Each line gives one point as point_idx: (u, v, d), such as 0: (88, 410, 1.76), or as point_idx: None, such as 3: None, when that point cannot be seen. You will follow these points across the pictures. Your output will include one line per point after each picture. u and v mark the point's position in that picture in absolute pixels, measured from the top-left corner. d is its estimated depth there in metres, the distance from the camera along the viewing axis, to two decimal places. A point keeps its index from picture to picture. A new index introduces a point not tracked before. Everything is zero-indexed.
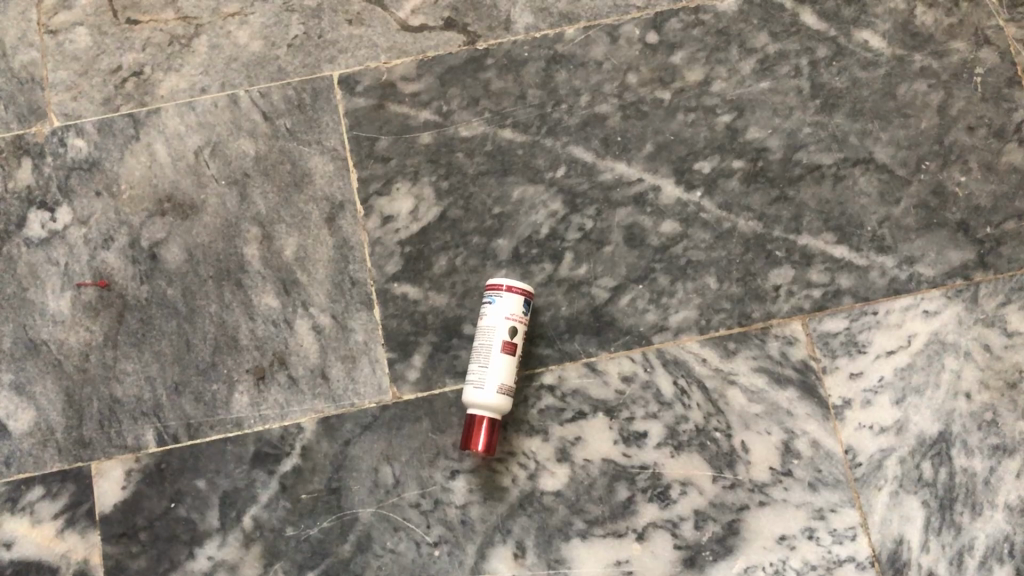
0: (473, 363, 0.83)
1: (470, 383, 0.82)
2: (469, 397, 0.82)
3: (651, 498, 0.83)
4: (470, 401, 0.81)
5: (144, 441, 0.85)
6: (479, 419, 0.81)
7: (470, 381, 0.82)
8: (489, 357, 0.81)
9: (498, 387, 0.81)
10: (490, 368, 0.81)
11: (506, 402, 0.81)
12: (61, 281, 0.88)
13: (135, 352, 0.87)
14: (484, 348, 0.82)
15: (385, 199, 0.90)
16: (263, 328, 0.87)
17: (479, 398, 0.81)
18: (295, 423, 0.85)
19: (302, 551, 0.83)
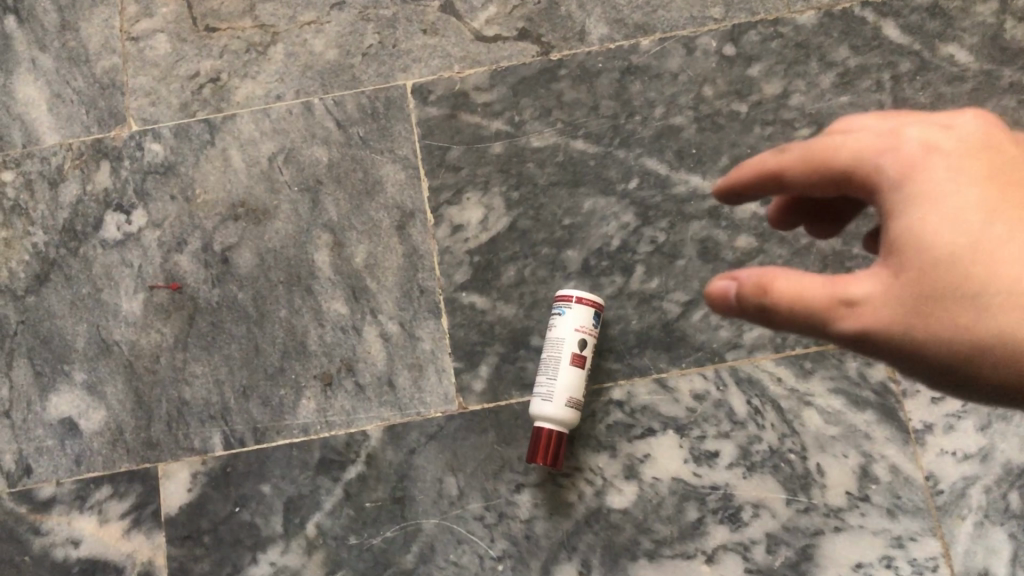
0: (541, 373, 0.81)
1: (538, 394, 0.81)
2: (535, 407, 0.80)
3: (721, 520, 0.81)
4: (536, 410, 0.80)
5: (210, 444, 0.85)
6: (544, 430, 0.80)
7: (538, 391, 0.81)
8: (558, 367, 0.80)
9: (563, 396, 0.79)
10: (558, 377, 0.80)
11: (573, 416, 0.80)
12: (135, 283, 0.89)
13: (204, 354, 0.87)
14: (552, 358, 0.81)
15: (455, 208, 0.89)
16: (332, 334, 0.87)
17: (545, 406, 0.80)
18: (361, 431, 0.85)
19: (364, 560, 0.82)
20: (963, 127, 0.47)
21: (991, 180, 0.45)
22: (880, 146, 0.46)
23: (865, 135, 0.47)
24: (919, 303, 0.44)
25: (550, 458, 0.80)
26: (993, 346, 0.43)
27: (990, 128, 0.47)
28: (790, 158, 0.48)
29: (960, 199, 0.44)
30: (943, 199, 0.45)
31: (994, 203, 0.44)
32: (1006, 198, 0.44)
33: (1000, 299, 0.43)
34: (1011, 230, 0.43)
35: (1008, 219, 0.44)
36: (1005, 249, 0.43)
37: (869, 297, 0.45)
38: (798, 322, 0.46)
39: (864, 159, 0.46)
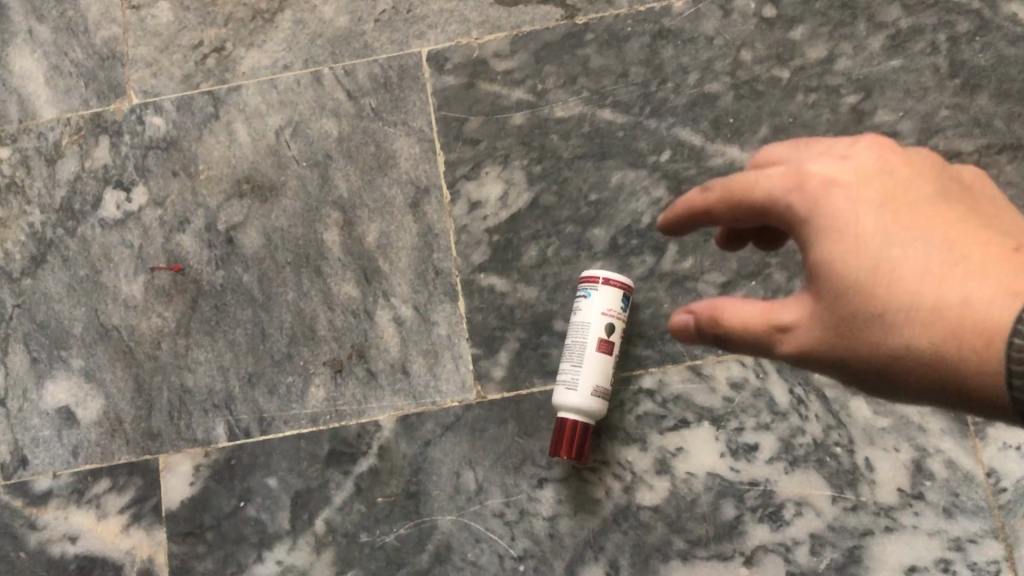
0: (565, 362, 0.75)
1: (561, 383, 0.75)
2: (559, 397, 0.74)
3: (761, 518, 0.75)
4: (560, 401, 0.74)
5: (213, 434, 0.80)
6: (568, 422, 0.74)
7: (561, 380, 0.75)
8: (584, 355, 0.74)
9: (590, 387, 0.74)
10: (584, 366, 0.74)
11: (599, 407, 0.74)
12: (135, 265, 0.84)
13: (208, 340, 0.82)
14: (578, 346, 0.74)
15: (473, 183, 0.83)
16: (342, 318, 0.82)
17: (570, 397, 0.74)
18: (373, 421, 0.79)
19: (376, 559, 0.77)
20: (865, 153, 0.49)
21: (894, 203, 0.48)
22: (787, 181, 0.49)
23: (772, 170, 0.49)
24: (838, 324, 0.48)
25: (576, 453, 0.74)
26: (904, 359, 0.46)
27: (893, 152, 0.50)
28: (710, 200, 0.51)
29: (861, 226, 0.47)
30: (846, 228, 0.47)
31: (893, 224, 0.47)
32: (906, 219, 0.47)
33: (902, 317, 0.45)
34: (906, 249, 0.46)
35: (906, 239, 0.46)
36: (903, 269, 0.46)
37: (795, 323, 0.49)
38: (745, 345, 0.51)
39: (771, 195, 0.49)
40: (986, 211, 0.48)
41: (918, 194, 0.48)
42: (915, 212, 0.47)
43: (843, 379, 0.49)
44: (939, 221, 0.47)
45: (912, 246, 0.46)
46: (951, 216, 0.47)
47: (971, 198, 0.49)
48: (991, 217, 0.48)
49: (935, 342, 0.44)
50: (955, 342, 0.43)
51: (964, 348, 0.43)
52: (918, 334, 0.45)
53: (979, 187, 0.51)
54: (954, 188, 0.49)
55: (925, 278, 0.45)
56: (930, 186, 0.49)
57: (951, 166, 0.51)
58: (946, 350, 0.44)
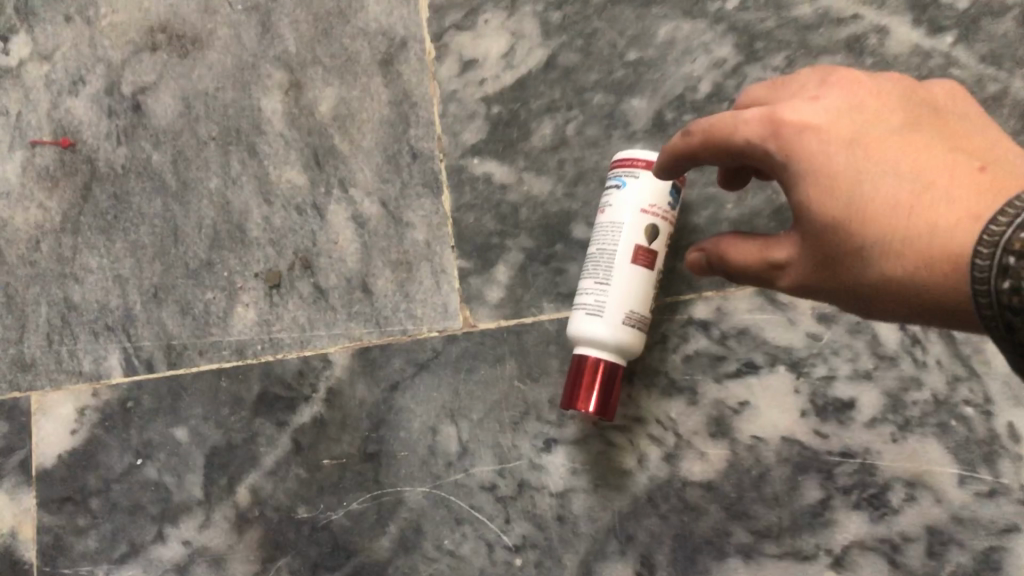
0: (589, 276, 0.53)
1: (582, 305, 0.53)
2: (578, 325, 0.53)
3: (857, 504, 0.53)
4: (582, 329, 0.52)
5: (105, 367, 0.59)
6: (592, 360, 0.52)
7: (582, 300, 0.53)
8: (621, 268, 0.52)
9: (626, 313, 0.52)
10: (619, 283, 0.52)
11: (634, 342, 0.52)
12: (10, 139, 0.63)
13: (102, 240, 0.60)
14: (612, 256, 0.52)
15: (467, 35, 0.61)
16: (283, 215, 0.60)
17: (596, 324, 0.52)
18: (320, 355, 0.58)
19: (319, 544, 0.56)
20: (839, 89, 0.38)
21: (866, 138, 0.36)
22: (760, 122, 0.37)
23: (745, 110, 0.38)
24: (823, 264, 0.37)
25: (602, 405, 0.52)
26: (885, 300, 0.35)
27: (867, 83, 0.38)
28: (689, 145, 0.40)
29: (834, 162, 0.36)
30: (815, 173, 0.36)
31: (871, 157, 0.36)
32: (879, 150, 0.36)
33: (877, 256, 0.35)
34: (881, 184, 0.35)
35: (883, 169, 0.35)
36: (876, 209, 0.35)
37: (787, 262, 0.39)
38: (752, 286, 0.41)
39: (748, 140, 0.38)
40: (970, 134, 0.37)
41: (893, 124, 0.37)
42: (889, 144, 0.36)
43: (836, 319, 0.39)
44: (918, 149, 0.36)
45: (893, 173, 0.35)
46: (930, 145, 0.36)
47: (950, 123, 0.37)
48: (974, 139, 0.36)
49: (915, 276, 0.33)
50: (936, 274, 0.32)
51: (946, 283, 0.32)
52: (894, 275, 0.34)
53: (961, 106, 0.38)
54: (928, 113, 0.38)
55: (898, 217, 0.34)
56: (905, 116, 0.37)
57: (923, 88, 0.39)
58: (929, 285, 0.33)
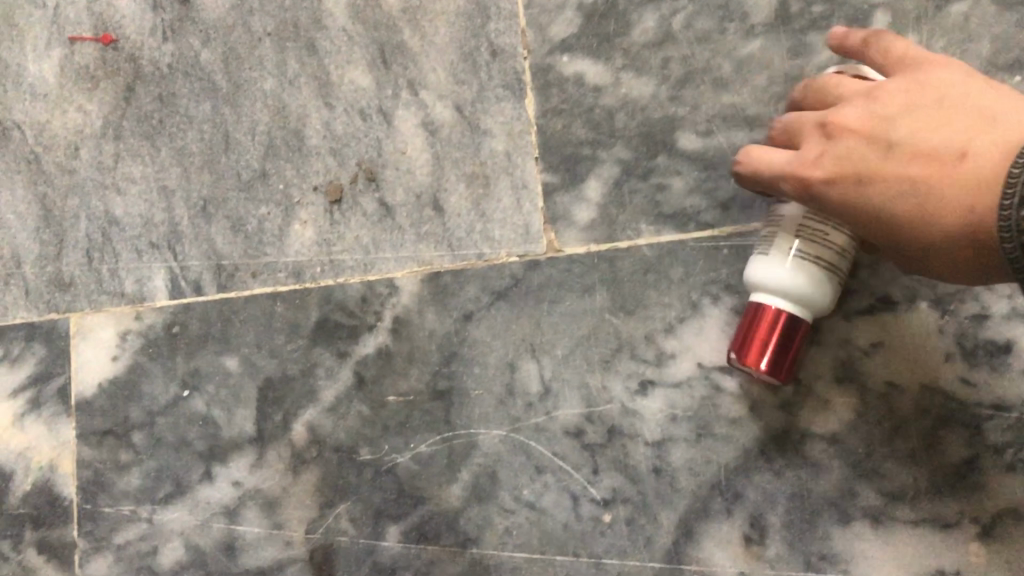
0: (818, 228, 0.43)
1: (800, 257, 0.43)
2: (790, 276, 0.43)
3: (1011, 466, 0.45)
4: (800, 288, 0.42)
5: (149, 288, 0.53)
6: (794, 325, 0.43)
7: (804, 252, 0.43)
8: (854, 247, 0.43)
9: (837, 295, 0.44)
10: (845, 263, 0.43)
11: (822, 288, 0.43)
12: (45, 33, 0.56)
13: (147, 148, 0.54)
14: (850, 230, 0.43)
15: None
16: (345, 122, 0.53)
17: (817, 294, 0.43)
18: (386, 280, 0.51)
19: (383, 490, 0.50)
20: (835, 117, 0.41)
21: (870, 168, 0.40)
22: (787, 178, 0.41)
23: (771, 173, 0.42)
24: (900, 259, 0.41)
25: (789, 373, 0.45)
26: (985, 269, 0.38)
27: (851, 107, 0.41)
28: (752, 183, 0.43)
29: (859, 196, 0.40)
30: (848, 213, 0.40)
31: (879, 175, 0.39)
32: (880, 171, 0.39)
33: (926, 252, 0.39)
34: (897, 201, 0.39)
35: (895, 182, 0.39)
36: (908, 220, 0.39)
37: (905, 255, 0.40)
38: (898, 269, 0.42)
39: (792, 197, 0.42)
40: (953, 104, 0.39)
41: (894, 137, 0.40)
42: (885, 164, 0.39)
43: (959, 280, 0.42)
44: (918, 145, 0.39)
45: (901, 180, 0.39)
46: (920, 148, 0.39)
47: (945, 104, 0.39)
48: (962, 109, 0.39)
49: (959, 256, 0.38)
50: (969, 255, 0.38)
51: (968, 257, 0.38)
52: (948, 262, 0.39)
53: (952, 74, 0.40)
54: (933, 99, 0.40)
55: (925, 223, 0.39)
56: (891, 118, 0.40)
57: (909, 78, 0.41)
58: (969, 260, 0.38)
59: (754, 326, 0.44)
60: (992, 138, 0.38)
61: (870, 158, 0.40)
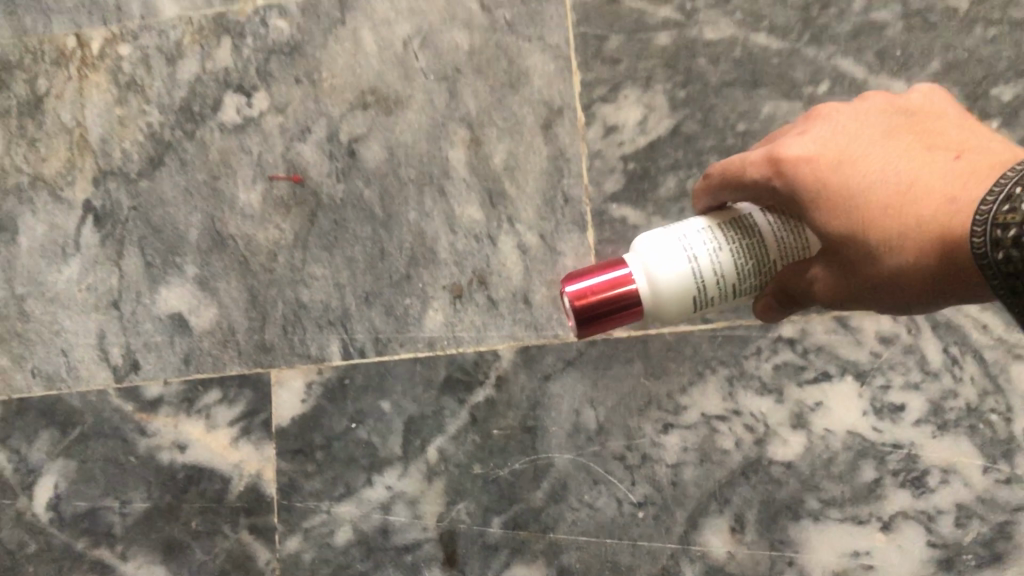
0: (733, 244, 0.52)
1: (692, 258, 0.52)
2: (670, 267, 0.52)
3: (902, 484, 0.70)
4: (666, 280, 0.52)
5: (328, 352, 0.78)
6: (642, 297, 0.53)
7: (700, 256, 0.52)
8: (747, 281, 0.52)
9: (694, 312, 0.53)
10: (723, 286, 0.52)
11: (672, 298, 0.52)
12: (253, 173, 0.81)
13: (326, 255, 0.79)
14: (757, 263, 0.52)
15: (610, 106, 0.78)
16: (465, 242, 0.78)
17: (676, 293, 0.52)
18: (492, 350, 0.76)
19: (489, 493, 0.74)
20: (823, 129, 0.51)
21: (844, 162, 0.49)
22: (761, 162, 0.51)
23: (746, 155, 0.52)
24: (850, 261, 0.48)
25: (590, 327, 0.53)
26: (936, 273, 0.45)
27: (834, 122, 0.51)
28: (715, 180, 0.54)
29: (832, 182, 0.48)
30: (817, 197, 0.48)
31: (852, 170, 0.48)
32: (859, 162, 0.49)
33: (890, 247, 0.46)
34: (869, 193, 0.47)
35: (870, 178, 0.48)
36: (872, 212, 0.47)
37: (856, 258, 0.48)
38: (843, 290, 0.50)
39: (758, 179, 0.51)
40: (926, 137, 0.49)
41: (874, 144, 0.49)
42: (859, 161, 0.49)
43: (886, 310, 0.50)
44: (899, 154, 0.48)
45: (877, 176, 0.48)
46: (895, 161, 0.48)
47: (927, 127, 0.50)
48: (940, 136, 0.49)
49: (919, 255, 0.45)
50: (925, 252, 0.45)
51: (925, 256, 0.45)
52: (911, 258, 0.46)
53: (932, 118, 0.51)
54: (906, 120, 0.51)
55: (897, 209, 0.46)
56: (870, 136, 0.50)
57: (905, 106, 0.52)
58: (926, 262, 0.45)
59: (619, 281, 0.53)
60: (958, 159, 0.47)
61: (852, 151, 0.49)
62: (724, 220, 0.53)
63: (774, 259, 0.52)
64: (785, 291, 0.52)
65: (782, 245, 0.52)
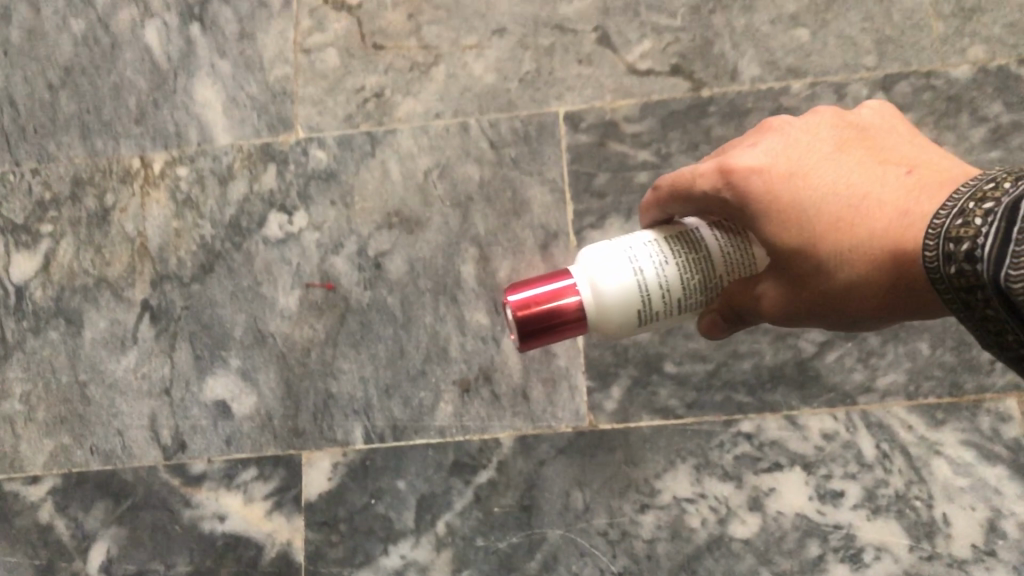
0: (679, 258, 0.57)
1: (638, 269, 0.57)
2: (617, 279, 0.57)
3: (842, 559, 0.82)
4: (611, 292, 0.57)
5: (352, 437, 0.90)
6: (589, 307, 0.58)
7: (644, 269, 0.57)
8: (691, 293, 0.57)
9: (640, 323, 0.58)
10: (670, 298, 0.57)
11: (616, 307, 0.57)
12: (291, 280, 0.95)
13: (353, 352, 0.92)
14: (702, 276, 0.57)
15: (598, 232, 0.92)
16: (473, 343, 0.91)
17: (621, 304, 0.57)
18: (494, 438, 0.88)
19: (490, 563, 0.86)
20: (771, 143, 0.57)
21: (795, 177, 0.55)
22: (713, 173, 0.56)
23: (697, 167, 0.57)
24: (801, 273, 0.55)
25: (539, 335, 0.58)
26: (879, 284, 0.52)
27: (779, 137, 0.57)
28: (662, 191, 0.59)
29: (785, 197, 0.54)
30: (771, 212, 0.54)
31: (804, 186, 0.54)
32: (810, 178, 0.54)
33: (841, 262, 0.53)
34: (821, 209, 0.53)
35: (820, 195, 0.54)
36: (825, 227, 0.53)
37: (809, 271, 0.54)
38: (793, 301, 0.56)
39: (708, 191, 0.56)
40: (869, 153, 0.56)
41: (823, 161, 0.55)
42: (810, 177, 0.55)
43: (828, 324, 0.57)
44: (846, 170, 0.55)
45: (826, 191, 0.54)
46: (843, 177, 0.54)
47: (872, 144, 0.56)
48: (884, 151, 0.56)
49: (867, 267, 0.52)
50: (873, 264, 0.51)
51: (872, 268, 0.51)
52: (861, 273, 0.52)
53: (876, 133, 0.57)
54: (853, 134, 0.57)
55: (849, 226, 0.52)
56: (818, 152, 0.56)
57: (848, 122, 0.58)
58: (873, 275, 0.52)
59: (568, 292, 0.58)
60: (901, 175, 0.53)
61: (803, 166, 0.55)
62: (671, 234, 0.58)
63: (721, 275, 0.57)
64: (734, 305, 0.57)
65: (730, 260, 0.57)
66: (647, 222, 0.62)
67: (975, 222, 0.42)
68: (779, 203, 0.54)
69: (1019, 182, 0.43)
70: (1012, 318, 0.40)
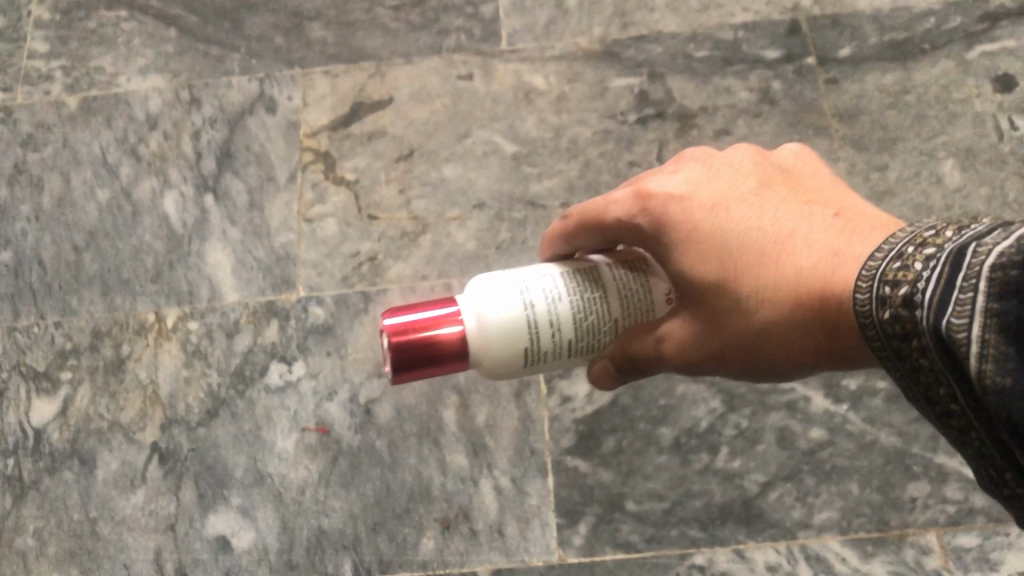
0: (572, 295, 0.63)
1: (531, 301, 0.62)
2: (506, 307, 0.62)
3: None
4: (501, 320, 0.62)
5: (341, 570, 0.98)
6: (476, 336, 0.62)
7: (535, 301, 0.62)
8: (583, 327, 0.63)
9: (528, 353, 0.63)
10: (563, 330, 0.63)
11: (502, 336, 0.62)
12: (289, 424, 1.05)
13: (344, 491, 1.01)
14: (592, 314, 0.63)
15: (566, 381, 1.03)
16: (453, 483, 1.01)
17: (511, 333, 0.62)
18: (472, 571, 0.97)
19: None
20: (692, 176, 0.63)
21: (715, 210, 0.60)
22: (630, 200, 0.62)
23: (615, 195, 0.63)
24: (711, 309, 0.60)
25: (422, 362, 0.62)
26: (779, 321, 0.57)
27: (698, 170, 0.64)
28: (574, 219, 0.65)
29: (702, 228, 0.60)
30: (687, 242, 0.60)
31: (724, 218, 0.60)
32: (731, 213, 0.60)
33: (750, 298, 0.58)
34: (736, 241, 0.59)
35: (740, 229, 0.59)
36: (742, 261, 0.58)
37: (720, 306, 0.60)
38: (705, 341, 0.61)
39: (620, 218, 0.63)
40: (788, 192, 0.62)
41: (743, 196, 0.61)
42: (731, 210, 0.60)
43: (745, 364, 0.62)
44: (765, 206, 0.60)
45: (746, 224, 0.59)
46: (763, 213, 0.60)
47: (791, 185, 0.63)
48: (799, 193, 0.62)
49: (778, 303, 0.57)
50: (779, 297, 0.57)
51: (775, 304, 0.57)
52: (776, 307, 0.57)
53: (795, 179, 0.64)
54: (775, 176, 0.63)
55: (766, 257, 0.57)
56: (741, 188, 0.62)
57: (770, 166, 0.65)
58: (783, 312, 0.57)
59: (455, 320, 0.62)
60: (817, 214, 0.59)
61: (722, 197, 0.61)
62: (568, 272, 0.64)
63: (616, 316, 0.63)
64: (630, 356, 0.63)
65: (630, 300, 0.63)
66: (551, 254, 0.67)
67: (915, 269, 0.45)
68: (693, 233, 0.60)
69: (959, 231, 0.46)
70: (948, 368, 0.43)
